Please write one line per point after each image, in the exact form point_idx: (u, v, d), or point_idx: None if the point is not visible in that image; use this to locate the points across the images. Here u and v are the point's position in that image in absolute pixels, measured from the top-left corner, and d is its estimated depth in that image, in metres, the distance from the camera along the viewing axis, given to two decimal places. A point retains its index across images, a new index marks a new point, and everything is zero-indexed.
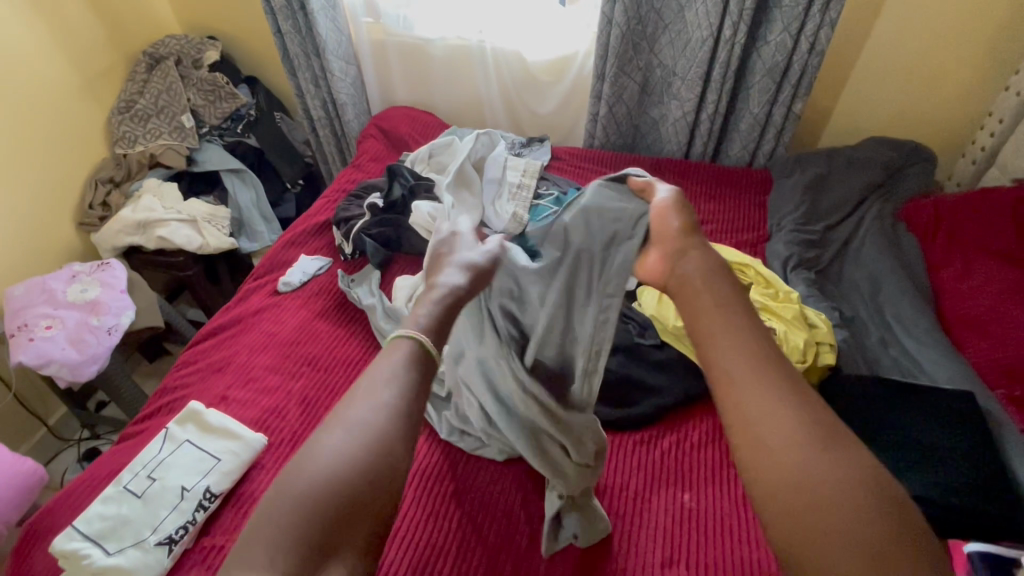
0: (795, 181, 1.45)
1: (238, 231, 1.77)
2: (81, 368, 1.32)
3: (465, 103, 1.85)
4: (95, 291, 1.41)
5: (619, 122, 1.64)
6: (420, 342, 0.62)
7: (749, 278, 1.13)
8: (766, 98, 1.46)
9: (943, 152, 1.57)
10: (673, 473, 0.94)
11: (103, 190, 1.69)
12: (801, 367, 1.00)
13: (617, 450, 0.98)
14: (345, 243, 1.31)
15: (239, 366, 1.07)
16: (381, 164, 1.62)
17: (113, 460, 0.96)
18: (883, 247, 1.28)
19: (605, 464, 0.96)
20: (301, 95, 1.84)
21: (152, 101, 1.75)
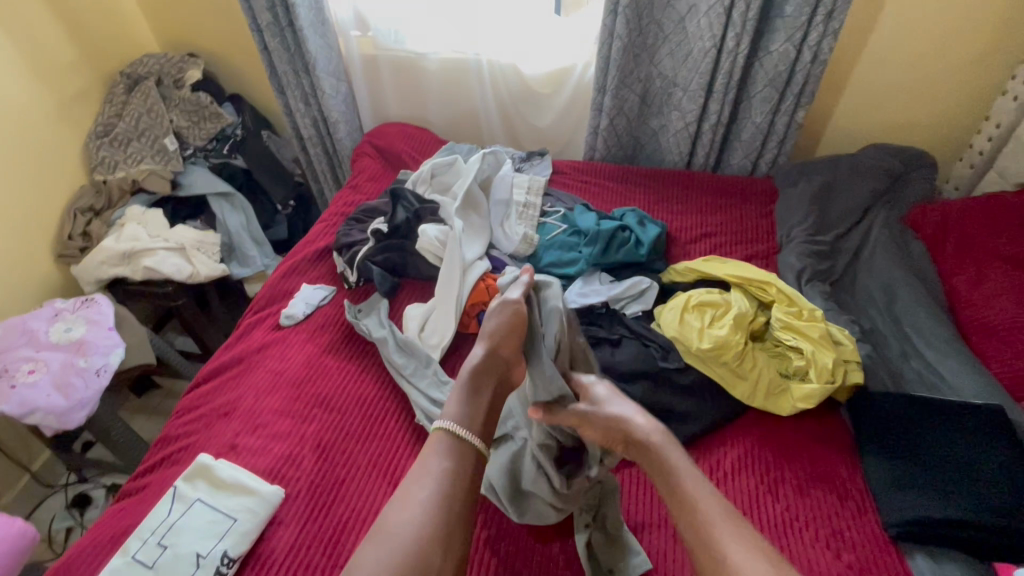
0: (801, 190, 1.44)
1: (229, 256, 1.69)
2: (69, 414, 1.24)
3: (461, 116, 1.80)
4: (81, 329, 1.33)
5: (620, 133, 1.61)
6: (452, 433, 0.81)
7: (771, 296, 1.12)
8: (769, 107, 1.44)
9: (942, 155, 1.58)
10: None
11: (83, 219, 1.61)
12: (833, 388, 0.99)
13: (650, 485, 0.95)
14: (349, 270, 1.25)
15: (245, 410, 1.01)
16: (378, 184, 1.56)
17: (116, 522, 0.89)
18: (893, 256, 1.28)
19: (642, 499, 0.93)
20: (289, 112, 1.78)
21: (132, 124, 1.67)
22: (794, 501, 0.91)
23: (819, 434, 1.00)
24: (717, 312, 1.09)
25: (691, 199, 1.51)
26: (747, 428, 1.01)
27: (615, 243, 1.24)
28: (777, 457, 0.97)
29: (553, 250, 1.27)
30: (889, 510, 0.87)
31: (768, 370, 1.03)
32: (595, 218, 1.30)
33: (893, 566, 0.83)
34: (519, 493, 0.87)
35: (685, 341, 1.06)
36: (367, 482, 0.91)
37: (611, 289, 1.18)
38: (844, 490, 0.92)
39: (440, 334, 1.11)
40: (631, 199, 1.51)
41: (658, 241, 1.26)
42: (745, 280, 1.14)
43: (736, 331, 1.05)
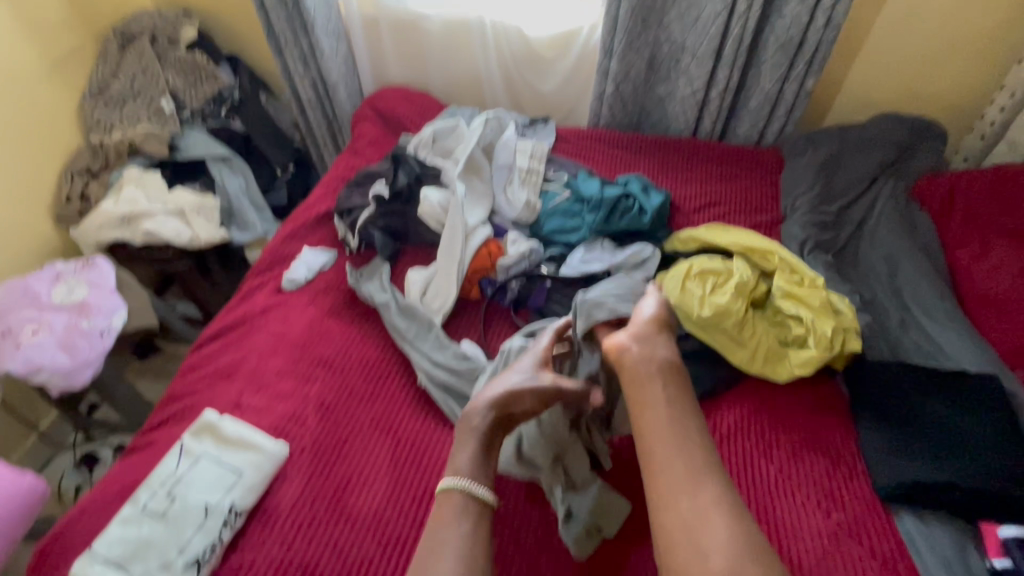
0: (808, 159, 1.42)
1: (228, 220, 1.65)
2: (75, 373, 1.25)
3: (464, 80, 1.76)
4: (83, 291, 1.34)
5: (626, 100, 1.58)
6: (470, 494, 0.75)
7: (773, 265, 1.12)
8: (779, 74, 1.41)
9: (952, 126, 1.56)
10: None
11: (80, 181, 1.59)
12: (830, 356, 1.00)
13: None
14: (350, 235, 1.24)
15: (249, 370, 1.02)
16: (380, 148, 1.54)
17: (125, 475, 0.91)
18: (898, 227, 1.27)
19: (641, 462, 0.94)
20: (287, 74, 1.74)
21: (127, 84, 1.64)
22: (787, 464, 0.93)
23: (816, 401, 1.02)
24: (718, 280, 1.08)
25: (696, 168, 1.49)
26: (746, 394, 1.02)
27: (618, 211, 1.23)
28: (774, 422, 0.98)
29: (556, 217, 1.26)
30: (882, 474, 0.89)
31: (767, 338, 1.04)
32: (598, 185, 1.28)
33: (882, 525, 0.86)
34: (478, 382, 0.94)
35: (686, 308, 1.05)
36: (369, 440, 0.93)
37: (614, 256, 1.17)
38: (838, 454, 0.94)
39: (443, 297, 1.12)
40: (635, 167, 1.49)
41: (661, 209, 1.25)
42: (747, 249, 1.14)
43: (737, 299, 1.05)
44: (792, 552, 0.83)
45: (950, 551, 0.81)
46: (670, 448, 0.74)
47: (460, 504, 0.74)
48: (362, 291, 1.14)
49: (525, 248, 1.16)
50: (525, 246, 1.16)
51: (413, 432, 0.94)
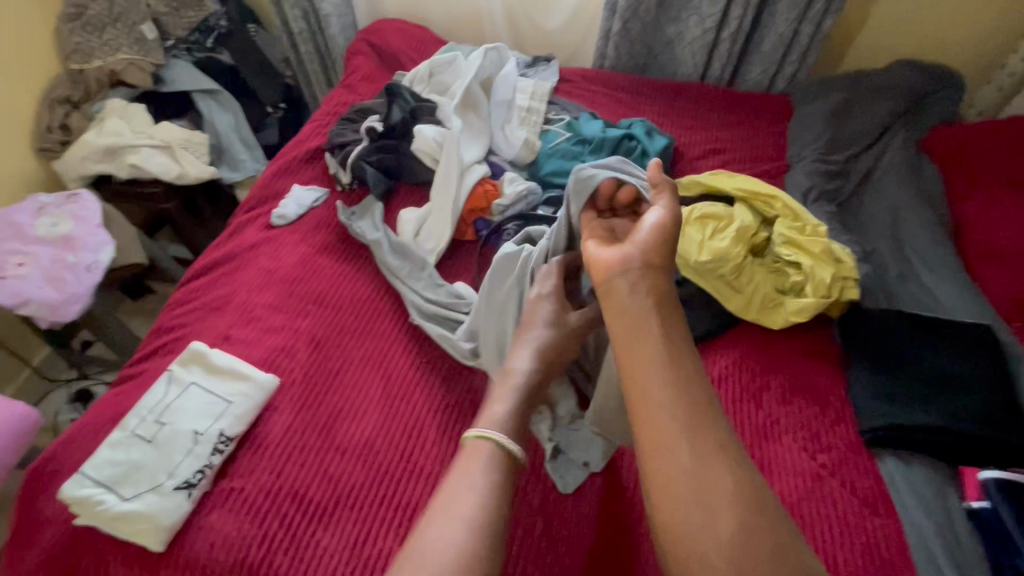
0: (819, 107, 1.37)
1: (218, 159, 1.61)
2: (63, 307, 1.23)
3: (463, 14, 1.67)
4: (67, 225, 1.30)
5: (633, 40, 1.50)
6: (498, 443, 0.68)
7: (776, 212, 1.09)
8: (795, 14, 1.33)
9: (970, 78, 1.50)
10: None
11: (61, 111, 1.52)
12: (827, 303, 0.99)
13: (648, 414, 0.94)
14: (342, 171, 1.20)
15: (238, 304, 1.01)
16: (374, 84, 1.48)
17: (115, 403, 0.91)
18: (906, 178, 1.24)
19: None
20: (276, 2, 1.64)
21: (105, 6, 1.53)
22: (777, 408, 0.94)
23: (809, 348, 1.01)
24: (719, 226, 1.06)
25: (702, 113, 1.43)
26: (737, 340, 1.02)
27: (620, 153, 1.18)
28: (764, 367, 0.98)
29: (555, 158, 1.21)
30: (868, 417, 0.90)
31: (765, 285, 1.02)
32: (600, 126, 1.23)
33: (864, 466, 0.87)
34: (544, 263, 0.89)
35: (684, 253, 1.04)
36: (360, 374, 0.93)
37: None
38: (826, 399, 0.95)
39: (437, 238, 1.09)
40: (639, 110, 1.44)
41: (665, 153, 1.21)
42: (750, 195, 1.11)
43: (737, 244, 1.03)
44: (774, 489, 0.85)
45: (929, 492, 0.83)
46: (665, 390, 0.56)
47: (488, 455, 0.67)
48: (352, 228, 1.11)
49: (522, 190, 1.13)
50: (522, 187, 1.13)
51: (404, 368, 0.94)
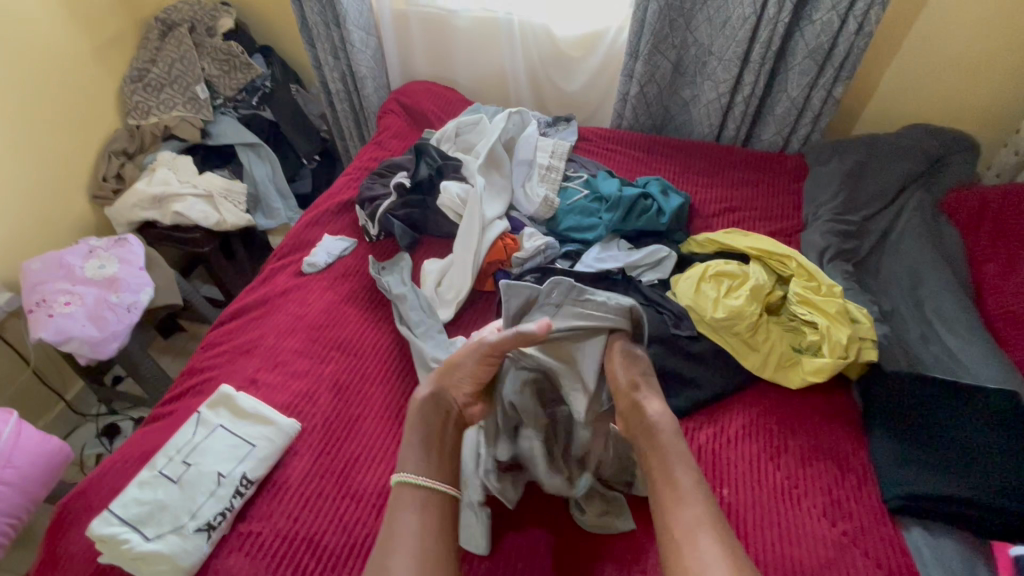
0: (832, 168, 1.40)
1: (255, 208, 1.73)
2: (102, 345, 1.30)
3: (489, 77, 1.78)
4: (113, 267, 1.39)
5: (650, 102, 1.58)
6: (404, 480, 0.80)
7: (790, 271, 1.11)
8: (806, 81, 1.39)
9: (985, 140, 1.52)
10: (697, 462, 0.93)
11: (116, 162, 1.65)
12: (845, 363, 0.99)
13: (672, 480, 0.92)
14: (370, 223, 1.26)
15: (267, 348, 1.06)
16: (403, 141, 1.57)
17: (144, 442, 0.95)
18: (922, 240, 1.25)
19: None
20: (318, 66, 1.78)
21: (165, 70, 1.69)
22: (795, 470, 0.92)
23: (829, 411, 1.00)
24: (733, 283, 1.08)
25: (716, 172, 1.48)
26: (754, 398, 1.01)
27: (636, 211, 1.23)
28: (782, 427, 0.97)
29: (574, 215, 1.27)
30: (891, 484, 0.88)
31: (781, 343, 1.03)
32: (617, 184, 1.28)
33: (888, 535, 0.85)
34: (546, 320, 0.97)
35: (699, 309, 1.06)
36: (378, 420, 0.95)
37: (629, 256, 1.18)
38: (846, 463, 0.93)
39: (457, 289, 1.13)
40: (655, 168, 1.49)
41: (680, 211, 1.25)
42: (765, 253, 1.13)
43: (751, 302, 1.05)
44: (795, 558, 0.82)
45: (958, 565, 0.80)
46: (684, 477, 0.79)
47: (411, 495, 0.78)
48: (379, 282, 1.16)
49: (541, 243, 1.17)
50: (541, 241, 1.17)
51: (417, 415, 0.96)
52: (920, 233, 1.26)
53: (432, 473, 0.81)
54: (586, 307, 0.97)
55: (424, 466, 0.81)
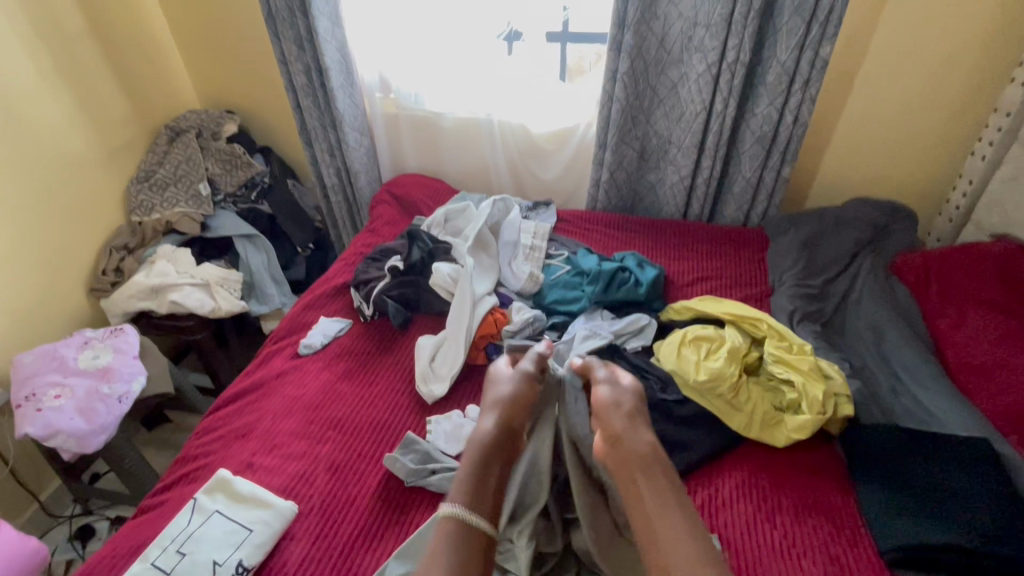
0: (790, 237, 1.53)
1: (249, 293, 1.77)
2: (90, 438, 1.28)
3: (472, 168, 1.95)
4: (106, 357, 1.40)
5: (620, 185, 1.73)
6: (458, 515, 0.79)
7: (762, 332, 1.18)
8: (757, 164, 1.56)
9: (921, 209, 1.70)
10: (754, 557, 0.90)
11: (117, 256, 1.72)
12: (823, 419, 1.04)
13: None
14: (365, 304, 1.32)
15: (263, 432, 1.06)
16: (395, 227, 1.68)
17: (133, 534, 0.92)
18: (879, 300, 1.35)
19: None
20: (315, 163, 1.94)
21: (171, 171, 1.82)
22: (791, 527, 0.94)
23: (814, 462, 1.04)
24: (712, 346, 1.15)
25: (686, 246, 1.60)
26: (743, 459, 1.05)
27: (615, 283, 1.32)
28: (773, 484, 1.00)
29: (558, 288, 1.36)
30: (885, 535, 0.90)
31: (762, 403, 1.08)
32: (597, 260, 1.39)
33: None
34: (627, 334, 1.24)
35: (684, 373, 1.12)
36: (378, 500, 0.95)
37: (613, 326, 1.25)
38: (839, 518, 0.95)
39: (451, 364, 1.17)
40: (630, 244, 1.61)
41: (656, 282, 1.34)
42: (738, 318, 1.21)
43: (730, 364, 1.11)
44: None
45: None
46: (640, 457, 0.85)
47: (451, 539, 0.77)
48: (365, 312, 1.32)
49: (594, 345, 1.17)
50: (529, 314, 1.24)
51: None
52: (878, 295, 1.36)
53: (477, 502, 0.82)
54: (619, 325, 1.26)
55: (467, 499, 0.82)
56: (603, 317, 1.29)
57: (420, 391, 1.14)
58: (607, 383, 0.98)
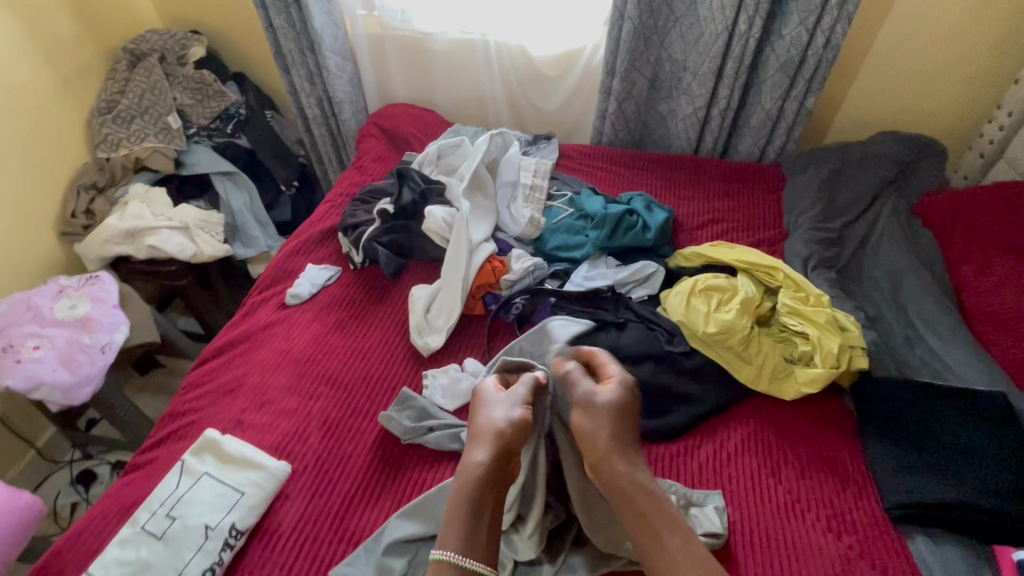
0: (809, 176, 1.43)
1: (233, 237, 1.70)
2: (75, 390, 1.24)
3: (467, 98, 1.78)
4: (84, 306, 1.33)
5: (628, 117, 1.59)
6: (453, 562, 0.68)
7: (778, 282, 1.12)
8: (779, 94, 1.42)
9: (951, 144, 1.57)
10: (756, 524, 0.87)
11: (86, 197, 1.60)
12: (837, 372, 0.99)
13: (755, 541, 0.86)
14: (354, 251, 1.24)
15: (252, 387, 1.02)
16: (384, 165, 1.56)
17: (124, 493, 0.90)
18: (900, 245, 1.27)
19: (664, 470, 0.94)
20: (294, 91, 1.77)
21: (135, 100, 1.65)
22: (796, 482, 0.92)
23: (824, 416, 1.01)
24: (723, 297, 1.09)
25: (696, 185, 1.49)
26: (750, 412, 1.01)
27: (622, 227, 1.23)
28: (779, 439, 0.98)
29: (560, 233, 1.27)
30: (893, 492, 0.88)
31: (773, 355, 1.03)
32: (602, 201, 1.29)
33: (891, 544, 0.84)
34: (630, 283, 1.18)
35: (692, 324, 1.06)
36: (373, 456, 0.92)
37: (618, 274, 1.18)
38: (845, 473, 0.93)
39: (447, 315, 1.11)
40: (637, 183, 1.50)
41: (665, 226, 1.25)
42: (752, 266, 1.14)
43: (742, 315, 1.05)
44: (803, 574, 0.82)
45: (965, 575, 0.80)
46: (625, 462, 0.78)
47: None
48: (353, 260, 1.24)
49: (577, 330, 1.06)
50: (529, 262, 1.17)
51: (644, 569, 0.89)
52: (898, 240, 1.28)
53: (478, 550, 0.69)
54: (624, 274, 1.18)
55: (469, 546, 0.69)
56: (608, 264, 1.21)
57: (415, 343, 1.08)
58: (588, 408, 0.82)
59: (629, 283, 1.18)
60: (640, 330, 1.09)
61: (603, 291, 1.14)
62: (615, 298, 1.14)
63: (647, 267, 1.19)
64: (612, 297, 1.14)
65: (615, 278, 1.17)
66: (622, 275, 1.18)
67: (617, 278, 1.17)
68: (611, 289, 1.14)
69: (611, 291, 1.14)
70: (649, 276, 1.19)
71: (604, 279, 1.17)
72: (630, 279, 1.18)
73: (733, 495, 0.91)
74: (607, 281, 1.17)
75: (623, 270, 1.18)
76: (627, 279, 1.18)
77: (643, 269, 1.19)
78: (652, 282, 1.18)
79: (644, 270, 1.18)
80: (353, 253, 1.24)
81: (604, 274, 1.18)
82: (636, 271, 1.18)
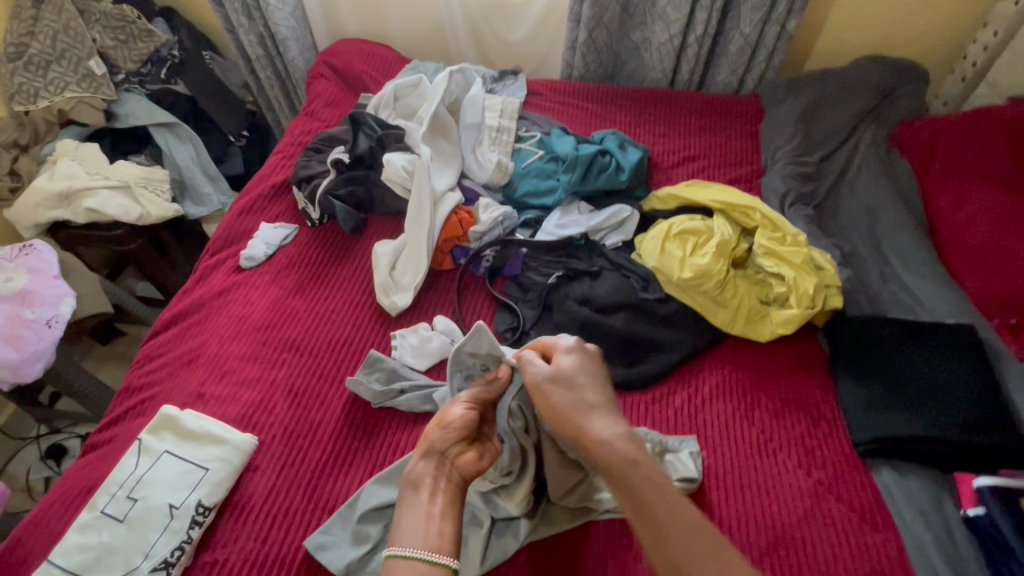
0: (788, 107, 1.36)
1: (182, 195, 1.56)
2: (24, 367, 1.17)
3: (425, 30, 1.63)
4: (21, 279, 1.23)
5: (600, 48, 1.47)
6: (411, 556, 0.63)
7: (755, 222, 1.08)
8: (759, 17, 1.32)
9: (934, 67, 1.51)
10: (729, 467, 0.89)
11: (8, 155, 1.46)
12: (811, 312, 0.98)
13: (730, 481, 0.87)
14: (311, 206, 1.15)
15: (211, 358, 0.97)
16: (338, 109, 1.43)
17: (83, 475, 0.86)
18: (878, 178, 1.24)
19: (639, 420, 0.94)
20: (230, 27, 1.58)
21: (47, 43, 1.46)
22: (769, 424, 0.93)
23: (799, 358, 1.01)
24: (699, 240, 1.05)
25: (671, 121, 1.41)
26: (726, 357, 1.01)
27: (594, 170, 1.16)
28: (753, 382, 0.98)
29: (530, 178, 1.20)
30: (863, 429, 0.89)
31: (748, 298, 1.01)
32: (573, 142, 1.21)
33: (859, 479, 0.87)
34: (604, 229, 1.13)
35: (667, 270, 1.03)
36: (343, 422, 0.89)
37: (591, 219, 1.13)
38: (818, 412, 0.94)
39: (414, 271, 1.05)
40: (610, 120, 1.41)
41: (639, 167, 1.19)
42: (728, 206, 1.10)
43: (718, 259, 1.02)
44: (774, 511, 0.84)
45: (927, 504, 0.83)
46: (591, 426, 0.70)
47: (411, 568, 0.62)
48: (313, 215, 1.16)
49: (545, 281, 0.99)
50: (498, 212, 1.11)
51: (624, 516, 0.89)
52: (876, 172, 1.25)
53: (433, 542, 0.65)
54: (597, 220, 1.13)
55: (419, 539, 0.65)
56: (580, 211, 1.15)
57: (381, 303, 1.03)
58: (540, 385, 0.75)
59: (603, 229, 1.13)
60: (615, 278, 1.05)
61: (577, 238, 1.09)
62: (590, 244, 1.10)
63: (619, 210, 1.14)
64: (586, 244, 1.10)
65: (588, 224, 1.12)
66: (595, 221, 1.13)
67: (590, 224, 1.12)
68: (586, 236, 1.10)
69: (585, 237, 1.10)
70: (624, 220, 1.14)
71: (577, 225, 1.12)
72: (604, 224, 1.13)
73: (709, 439, 0.92)
74: (580, 229, 1.11)
75: (596, 215, 1.13)
76: (601, 226, 1.13)
77: (616, 214, 1.14)
78: (626, 227, 1.14)
79: (619, 215, 1.14)
80: (310, 207, 1.16)
81: (577, 221, 1.13)
82: (609, 217, 1.13)
